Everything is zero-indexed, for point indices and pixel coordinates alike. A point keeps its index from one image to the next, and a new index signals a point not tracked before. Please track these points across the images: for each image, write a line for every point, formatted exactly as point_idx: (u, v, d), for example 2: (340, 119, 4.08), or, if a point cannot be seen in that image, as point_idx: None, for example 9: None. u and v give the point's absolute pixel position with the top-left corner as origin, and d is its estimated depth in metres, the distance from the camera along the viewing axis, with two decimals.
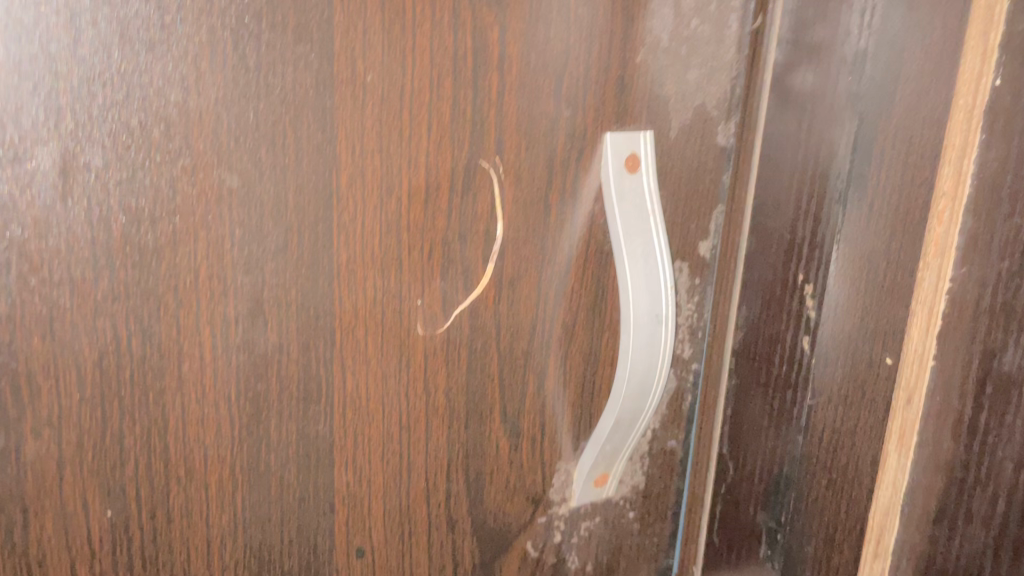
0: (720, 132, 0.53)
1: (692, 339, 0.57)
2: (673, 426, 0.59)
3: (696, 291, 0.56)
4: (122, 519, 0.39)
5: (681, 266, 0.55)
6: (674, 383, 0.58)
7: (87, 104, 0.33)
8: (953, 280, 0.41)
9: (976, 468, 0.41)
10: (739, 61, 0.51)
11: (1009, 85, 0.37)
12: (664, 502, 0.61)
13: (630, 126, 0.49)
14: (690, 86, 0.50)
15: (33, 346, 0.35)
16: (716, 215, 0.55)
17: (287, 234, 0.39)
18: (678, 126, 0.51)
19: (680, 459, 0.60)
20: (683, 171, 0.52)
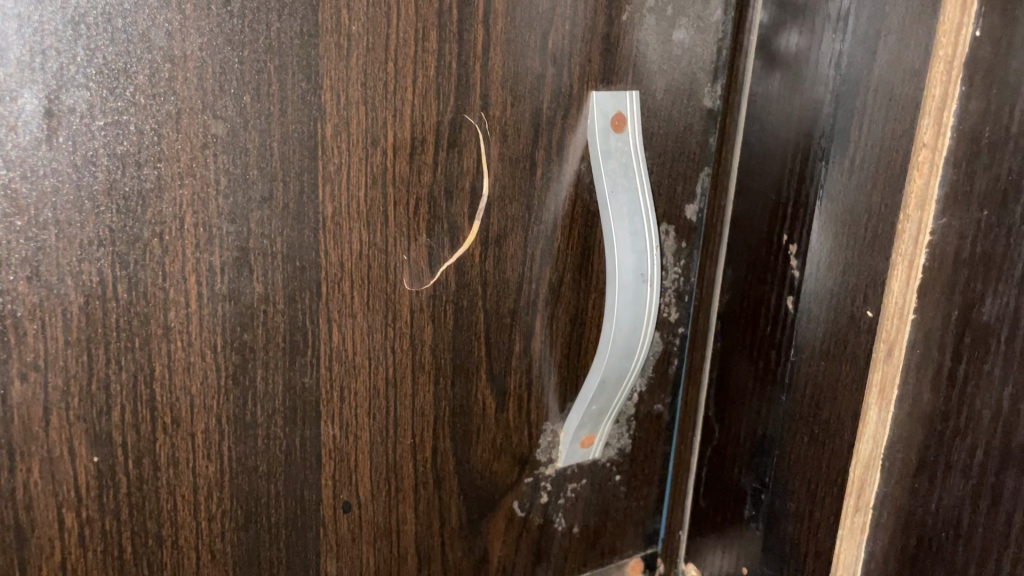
0: (707, 94, 0.53)
1: (678, 302, 0.57)
2: (659, 390, 0.59)
3: (682, 255, 0.56)
4: (109, 466, 0.39)
5: (667, 229, 0.54)
6: (660, 346, 0.58)
7: (72, 45, 0.33)
8: (933, 232, 0.42)
9: (955, 418, 0.42)
10: (725, 22, 0.52)
11: (989, 37, 0.39)
12: (651, 466, 0.61)
13: (617, 85, 0.49)
14: (676, 47, 0.50)
15: (19, 288, 0.35)
16: (703, 177, 0.55)
17: (273, 183, 0.40)
18: (664, 87, 0.51)
19: (667, 423, 0.61)
20: (671, 132, 0.52)
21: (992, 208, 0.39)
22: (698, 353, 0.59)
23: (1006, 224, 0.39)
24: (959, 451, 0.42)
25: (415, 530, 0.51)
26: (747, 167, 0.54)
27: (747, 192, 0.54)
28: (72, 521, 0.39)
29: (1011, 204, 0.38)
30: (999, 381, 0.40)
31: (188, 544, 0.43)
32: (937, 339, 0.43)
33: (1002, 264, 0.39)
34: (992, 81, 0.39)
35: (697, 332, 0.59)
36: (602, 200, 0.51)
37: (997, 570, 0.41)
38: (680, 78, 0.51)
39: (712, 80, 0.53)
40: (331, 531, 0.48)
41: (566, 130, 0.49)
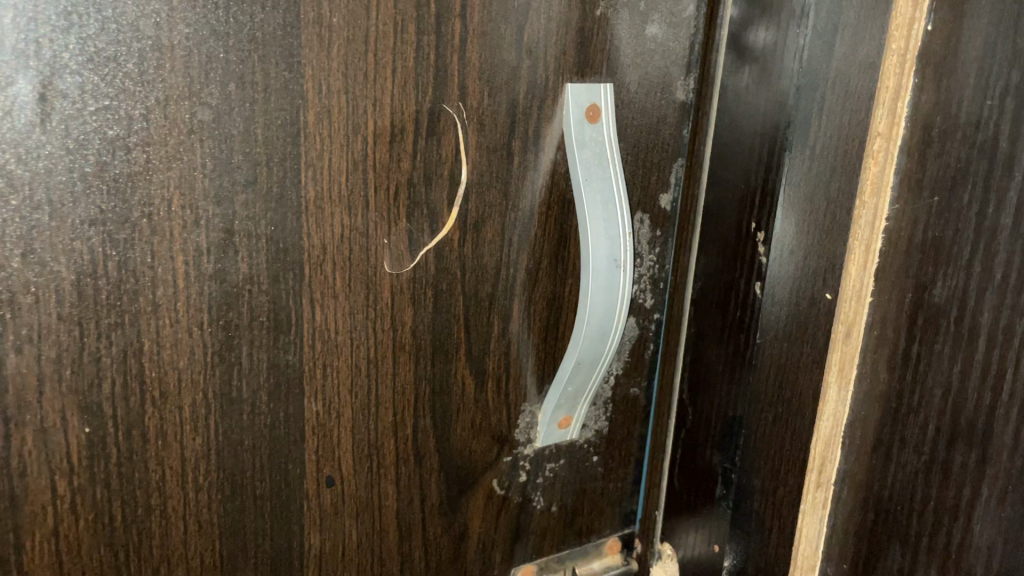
0: (679, 87, 0.54)
1: (653, 288, 0.59)
2: (635, 374, 0.61)
3: (656, 242, 0.58)
4: (100, 436, 0.41)
5: (641, 218, 0.56)
6: (635, 331, 0.59)
7: (64, 34, 0.35)
8: (889, 218, 0.44)
9: (908, 396, 0.44)
10: (697, 17, 0.53)
11: (939, 32, 0.41)
12: (627, 448, 0.63)
13: (591, 78, 0.51)
14: (650, 41, 0.52)
15: (14, 264, 0.37)
16: (678, 167, 0.56)
17: (256, 168, 0.42)
18: (637, 79, 0.53)
19: (643, 406, 0.63)
20: (645, 123, 0.54)
21: (941, 195, 0.41)
22: (674, 338, 0.61)
23: (954, 209, 0.41)
24: (912, 428, 0.44)
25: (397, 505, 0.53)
26: (720, 156, 0.55)
27: (718, 181, 0.55)
28: (64, 489, 0.41)
29: (959, 190, 0.40)
30: (948, 360, 0.42)
31: (176, 513, 0.45)
32: (892, 321, 0.45)
33: (951, 248, 0.41)
34: (941, 73, 0.41)
35: (672, 317, 0.60)
36: (577, 188, 0.52)
37: (947, 540, 0.43)
38: (653, 72, 0.53)
39: (685, 73, 0.54)
40: (315, 504, 0.50)
41: (541, 121, 0.51)
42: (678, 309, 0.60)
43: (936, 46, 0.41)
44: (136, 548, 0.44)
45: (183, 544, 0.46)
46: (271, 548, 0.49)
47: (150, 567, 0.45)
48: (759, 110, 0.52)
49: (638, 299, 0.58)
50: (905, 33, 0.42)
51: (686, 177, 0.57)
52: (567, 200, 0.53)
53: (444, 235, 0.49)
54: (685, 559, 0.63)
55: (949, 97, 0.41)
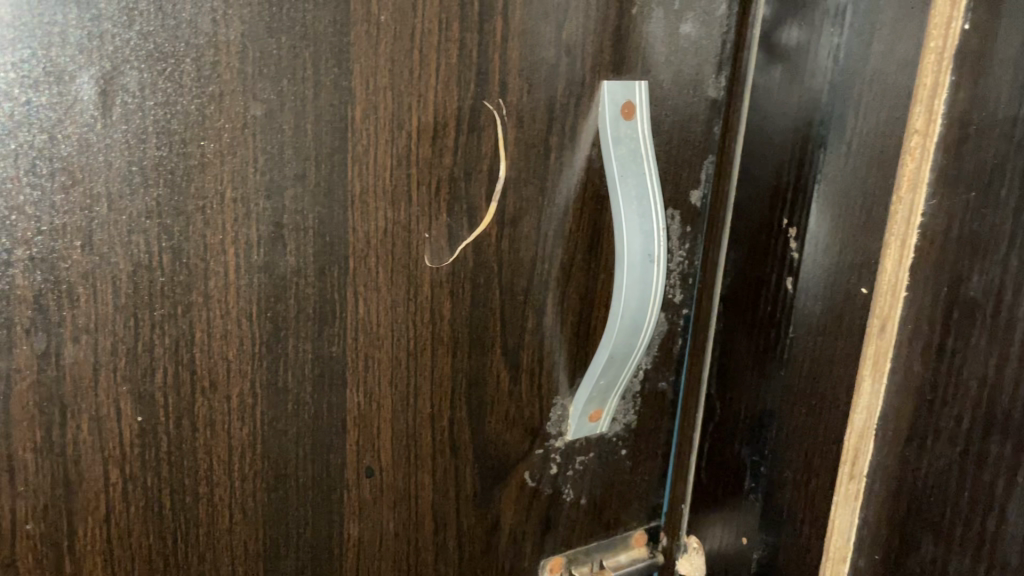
0: (711, 85, 0.55)
1: (683, 284, 0.60)
2: (664, 368, 0.62)
3: (687, 238, 0.58)
4: (151, 425, 0.42)
5: (673, 214, 0.57)
6: (665, 325, 0.60)
7: (126, 30, 0.36)
8: (924, 213, 0.45)
9: (943, 388, 0.45)
10: (730, 16, 0.54)
11: (977, 30, 0.41)
12: (655, 442, 0.64)
13: (626, 75, 0.52)
14: (684, 40, 0.53)
15: (74, 255, 0.38)
16: (709, 165, 0.57)
17: (306, 162, 0.42)
18: (670, 77, 0.54)
19: (671, 400, 0.63)
20: (677, 120, 0.55)
21: (977, 190, 0.42)
22: (703, 334, 0.62)
23: (991, 204, 0.41)
24: (947, 419, 0.45)
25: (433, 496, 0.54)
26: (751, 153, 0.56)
27: (749, 178, 0.56)
28: (116, 477, 0.42)
29: (995, 186, 0.41)
30: (983, 352, 0.42)
31: (222, 501, 0.46)
32: (927, 315, 0.45)
33: (987, 242, 0.42)
34: (978, 71, 0.42)
35: (701, 313, 0.61)
36: (612, 183, 0.53)
37: (982, 529, 0.43)
38: (687, 70, 0.54)
39: (717, 71, 0.55)
40: (355, 494, 0.50)
41: (577, 117, 0.51)
42: (707, 304, 0.61)
43: (972, 44, 0.42)
44: (184, 536, 0.45)
45: (228, 532, 0.46)
46: (312, 537, 0.50)
47: (196, 554, 0.46)
48: (790, 107, 0.52)
49: (668, 294, 0.59)
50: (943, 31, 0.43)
51: (717, 175, 0.58)
52: (602, 196, 0.54)
53: (482, 230, 0.50)
54: (712, 551, 0.64)
55: (986, 94, 0.41)
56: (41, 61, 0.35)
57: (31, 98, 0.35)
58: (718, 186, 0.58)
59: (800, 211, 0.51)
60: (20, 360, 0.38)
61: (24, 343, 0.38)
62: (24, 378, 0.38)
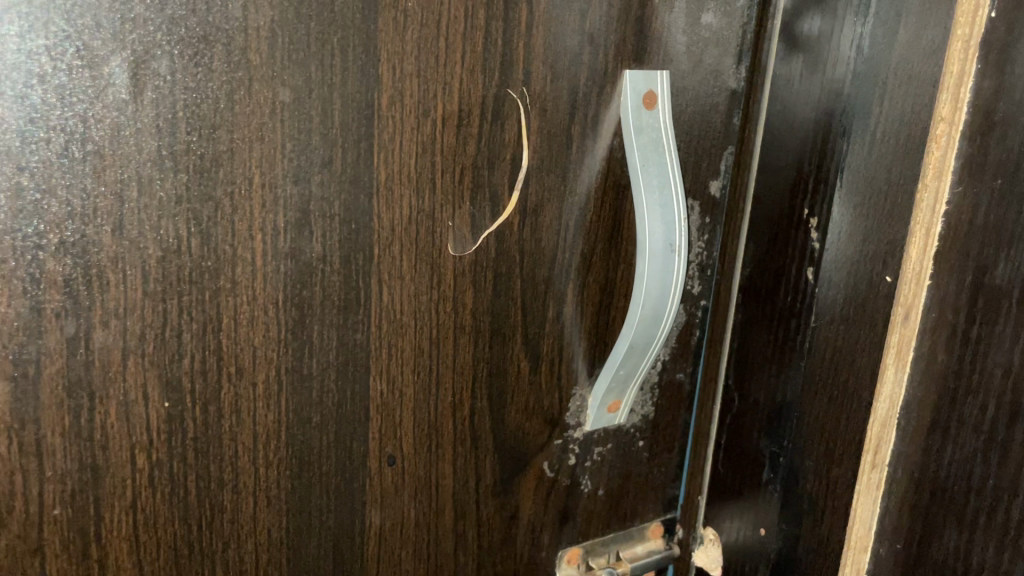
0: (731, 75, 0.55)
1: (702, 275, 0.60)
2: (682, 360, 0.62)
3: (706, 230, 0.58)
4: (178, 411, 0.42)
5: (693, 204, 0.57)
6: (684, 316, 0.60)
7: (158, 14, 0.36)
8: (949, 202, 0.45)
9: (967, 377, 0.45)
10: (750, 7, 0.54)
11: (1003, 17, 0.42)
12: (673, 434, 0.64)
13: (648, 65, 0.52)
14: (705, 30, 0.53)
15: (104, 240, 0.38)
16: (728, 156, 0.57)
17: (333, 149, 0.42)
18: (692, 68, 0.54)
19: (688, 392, 0.63)
20: (697, 110, 0.55)
21: (1003, 178, 0.42)
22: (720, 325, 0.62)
23: (1017, 192, 0.41)
24: (971, 408, 0.45)
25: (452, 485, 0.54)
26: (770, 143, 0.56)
27: (768, 169, 0.56)
28: (143, 463, 0.42)
29: (1022, 174, 0.41)
30: (1009, 340, 0.42)
31: (246, 488, 0.46)
32: (952, 303, 0.45)
33: (1013, 230, 0.42)
34: (1004, 59, 0.42)
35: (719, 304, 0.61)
36: (634, 173, 0.53)
37: (1006, 518, 0.43)
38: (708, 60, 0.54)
39: (737, 62, 0.55)
40: (377, 483, 0.50)
41: (599, 106, 0.51)
42: (725, 296, 0.61)
43: (1000, 33, 0.42)
44: (209, 522, 0.45)
45: (252, 519, 0.46)
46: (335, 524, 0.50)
47: (220, 541, 0.46)
48: (812, 96, 0.52)
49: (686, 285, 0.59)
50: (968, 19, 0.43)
51: (735, 166, 0.58)
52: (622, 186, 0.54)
53: (505, 219, 0.50)
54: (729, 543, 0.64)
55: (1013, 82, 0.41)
56: (74, 44, 0.35)
57: (64, 81, 0.35)
58: (736, 178, 0.58)
59: (822, 201, 0.51)
60: (50, 344, 0.38)
61: (54, 327, 0.38)
62: (54, 362, 0.38)
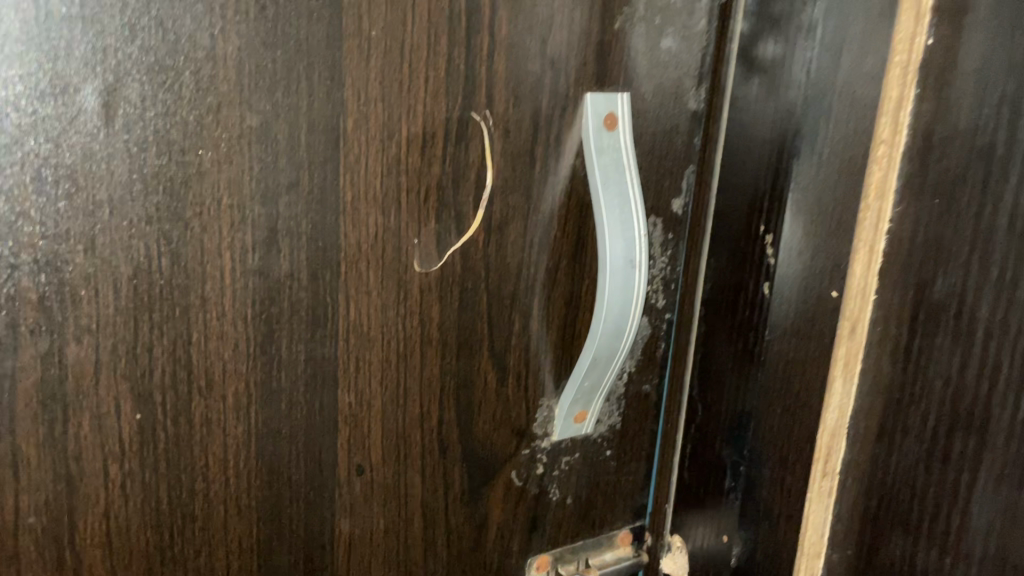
0: (692, 97, 0.57)
1: (666, 289, 0.62)
2: (647, 371, 0.64)
3: (669, 245, 0.60)
4: (149, 423, 0.44)
5: (655, 221, 0.59)
6: (648, 329, 0.62)
7: (128, 45, 0.38)
8: (891, 220, 0.47)
9: (910, 388, 0.47)
10: (709, 32, 0.56)
11: (940, 44, 0.43)
12: (639, 442, 0.66)
13: (610, 88, 0.54)
14: (665, 54, 0.55)
15: (78, 258, 0.39)
16: (690, 176, 0.59)
17: (300, 170, 0.44)
18: (653, 89, 0.56)
19: (654, 402, 0.65)
20: (658, 131, 0.57)
21: (942, 197, 0.44)
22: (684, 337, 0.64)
23: (954, 211, 0.43)
24: (914, 417, 0.46)
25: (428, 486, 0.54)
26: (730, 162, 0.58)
27: (728, 188, 0.58)
28: (115, 472, 0.43)
29: (958, 193, 0.43)
30: (948, 352, 0.44)
31: (217, 497, 0.47)
32: (893, 317, 0.47)
33: (951, 246, 0.44)
34: (942, 83, 0.44)
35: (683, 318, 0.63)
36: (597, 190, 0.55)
37: (948, 524, 0.45)
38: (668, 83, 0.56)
39: (696, 85, 0.57)
40: (345, 491, 0.52)
41: (561, 127, 0.53)
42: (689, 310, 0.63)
43: (936, 61, 0.44)
44: (180, 530, 0.46)
45: (222, 528, 0.48)
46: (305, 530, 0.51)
47: (192, 549, 0.47)
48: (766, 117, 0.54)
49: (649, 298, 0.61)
50: (906, 46, 0.45)
51: (695, 185, 0.60)
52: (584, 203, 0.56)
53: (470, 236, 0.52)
54: (693, 550, 0.66)
55: (949, 106, 0.43)
56: (47, 74, 0.37)
57: (37, 109, 0.37)
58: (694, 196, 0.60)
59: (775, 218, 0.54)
60: (25, 359, 0.39)
61: (28, 343, 0.39)
62: (29, 376, 0.40)
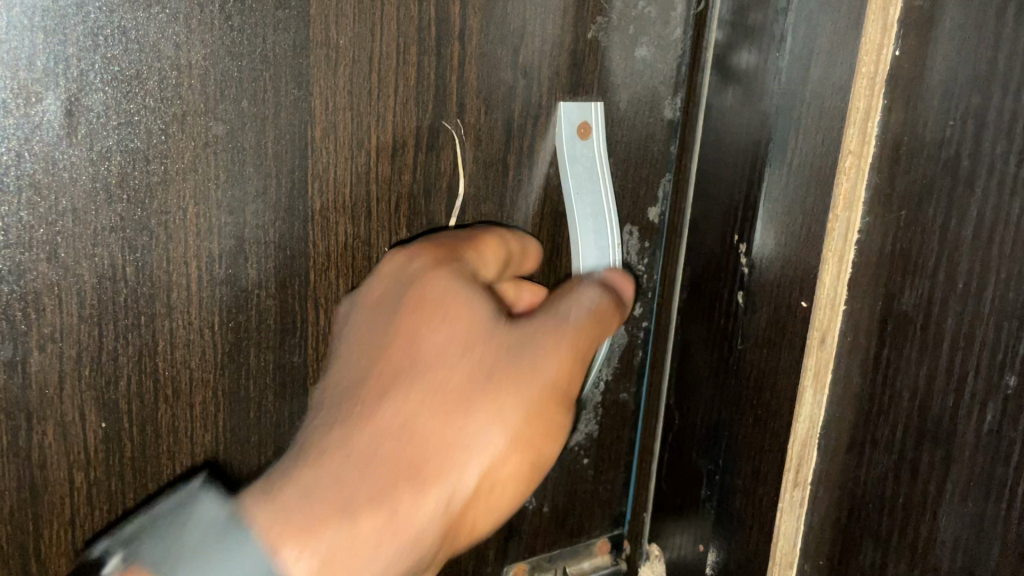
0: (667, 106, 0.57)
1: (642, 298, 0.62)
2: (625, 380, 0.64)
3: (646, 253, 0.61)
4: (115, 431, 0.44)
5: (631, 229, 0.59)
6: (626, 338, 0.62)
7: (91, 54, 0.38)
8: (861, 231, 0.47)
9: (879, 399, 0.46)
10: (684, 41, 0.56)
11: (907, 56, 0.44)
12: (618, 451, 0.66)
13: (583, 97, 0.54)
14: (639, 64, 0.55)
15: (41, 267, 0.39)
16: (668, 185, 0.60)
17: (267, 179, 0.44)
18: (627, 98, 0.56)
19: (632, 411, 0.65)
20: (634, 139, 0.57)
21: (909, 209, 0.44)
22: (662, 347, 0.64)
23: (920, 223, 0.43)
24: (883, 428, 0.46)
25: (541, 454, 0.44)
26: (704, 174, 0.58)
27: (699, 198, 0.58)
28: (80, 481, 0.43)
29: (925, 205, 0.43)
30: (915, 364, 0.44)
31: None
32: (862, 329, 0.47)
33: (918, 259, 0.44)
34: (909, 95, 0.44)
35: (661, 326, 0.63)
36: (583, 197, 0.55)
37: (915, 536, 0.45)
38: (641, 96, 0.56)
39: (672, 93, 0.57)
40: None
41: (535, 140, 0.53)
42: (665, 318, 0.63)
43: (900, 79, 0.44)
44: None
45: None
46: (322, 414, 0.42)
47: None
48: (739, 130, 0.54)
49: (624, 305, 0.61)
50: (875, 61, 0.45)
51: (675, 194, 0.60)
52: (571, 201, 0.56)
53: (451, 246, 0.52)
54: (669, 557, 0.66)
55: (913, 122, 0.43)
56: (9, 83, 0.37)
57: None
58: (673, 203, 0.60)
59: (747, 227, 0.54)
60: None
61: None
62: None
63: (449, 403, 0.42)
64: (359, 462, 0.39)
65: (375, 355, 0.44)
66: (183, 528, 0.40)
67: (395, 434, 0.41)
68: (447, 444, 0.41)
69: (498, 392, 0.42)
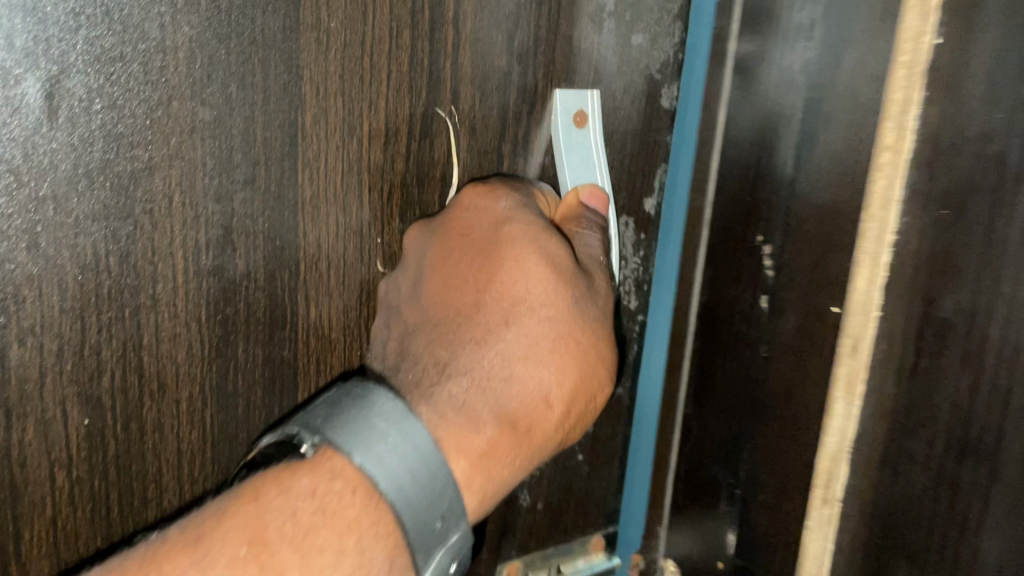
0: (664, 95, 0.57)
1: (638, 291, 0.61)
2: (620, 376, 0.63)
3: (641, 245, 0.60)
4: (96, 427, 0.42)
5: (626, 221, 0.59)
6: (621, 332, 0.62)
7: (69, 33, 0.37)
8: (897, 231, 0.43)
9: (917, 411, 0.43)
10: (678, 28, 0.56)
11: (949, 44, 0.40)
12: (612, 447, 0.65)
13: (579, 84, 0.53)
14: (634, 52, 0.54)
15: (19, 257, 0.38)
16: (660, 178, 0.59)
17: (256, 166, 0.43)
18: (623, 87, 0.55)
19: (627, 408, 0.64)
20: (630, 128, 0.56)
21: (950, 208, 0.40)
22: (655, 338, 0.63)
23: (964, 223, 0.40)
24: (920, 442, 0.43)
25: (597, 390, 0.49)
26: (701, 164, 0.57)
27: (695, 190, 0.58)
28: (60, 478, 0.42)
29: (967, 204, 0.39)
30: (956, 373, 0.41)
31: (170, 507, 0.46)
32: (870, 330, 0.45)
33: (959, 260, 0.40)
34: (950, 84, 0.40)
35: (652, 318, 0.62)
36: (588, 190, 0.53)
37: (957, 559, 0.41)
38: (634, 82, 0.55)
39: (669, 82, 0.57)
40: None
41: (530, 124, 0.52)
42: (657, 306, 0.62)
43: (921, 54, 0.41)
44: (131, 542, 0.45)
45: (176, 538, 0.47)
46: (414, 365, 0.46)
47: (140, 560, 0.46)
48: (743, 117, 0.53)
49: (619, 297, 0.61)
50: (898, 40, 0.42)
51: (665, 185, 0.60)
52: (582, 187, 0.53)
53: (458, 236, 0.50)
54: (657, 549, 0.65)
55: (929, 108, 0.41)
56: None
57: None
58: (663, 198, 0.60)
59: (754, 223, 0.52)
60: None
61: None
62: None
63: (563, 339, 0.47)
64: (495, 381, 0.45)
65: (492, 299, 0.47)
66: (366, 417, 0.41)
67: (503, 373, 0.45)
68: (558, 362, 0.46)
69: (589, 339, 0.48)
